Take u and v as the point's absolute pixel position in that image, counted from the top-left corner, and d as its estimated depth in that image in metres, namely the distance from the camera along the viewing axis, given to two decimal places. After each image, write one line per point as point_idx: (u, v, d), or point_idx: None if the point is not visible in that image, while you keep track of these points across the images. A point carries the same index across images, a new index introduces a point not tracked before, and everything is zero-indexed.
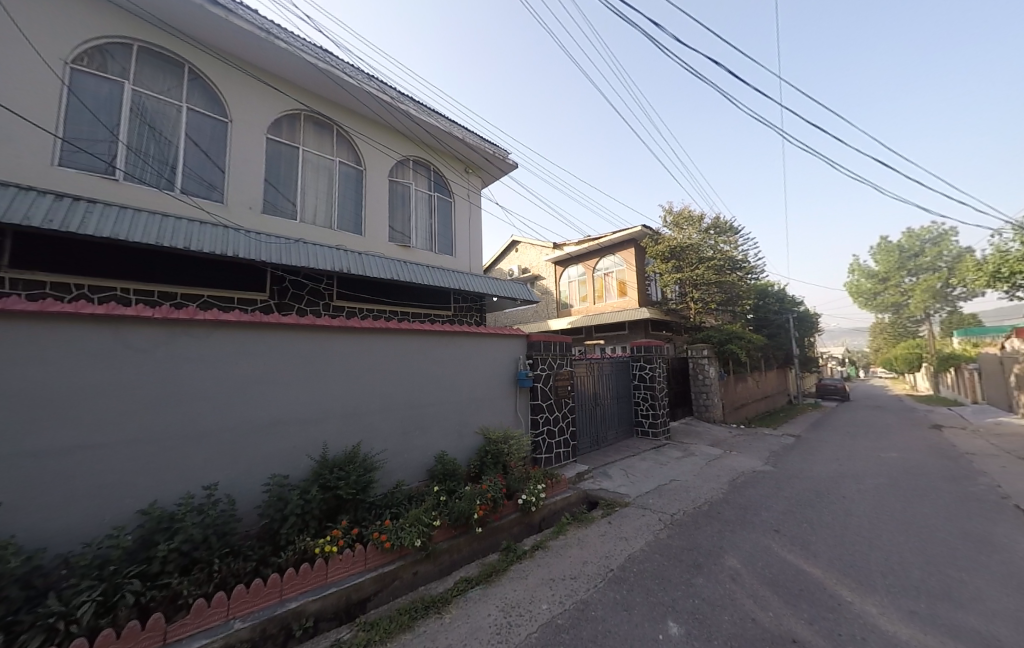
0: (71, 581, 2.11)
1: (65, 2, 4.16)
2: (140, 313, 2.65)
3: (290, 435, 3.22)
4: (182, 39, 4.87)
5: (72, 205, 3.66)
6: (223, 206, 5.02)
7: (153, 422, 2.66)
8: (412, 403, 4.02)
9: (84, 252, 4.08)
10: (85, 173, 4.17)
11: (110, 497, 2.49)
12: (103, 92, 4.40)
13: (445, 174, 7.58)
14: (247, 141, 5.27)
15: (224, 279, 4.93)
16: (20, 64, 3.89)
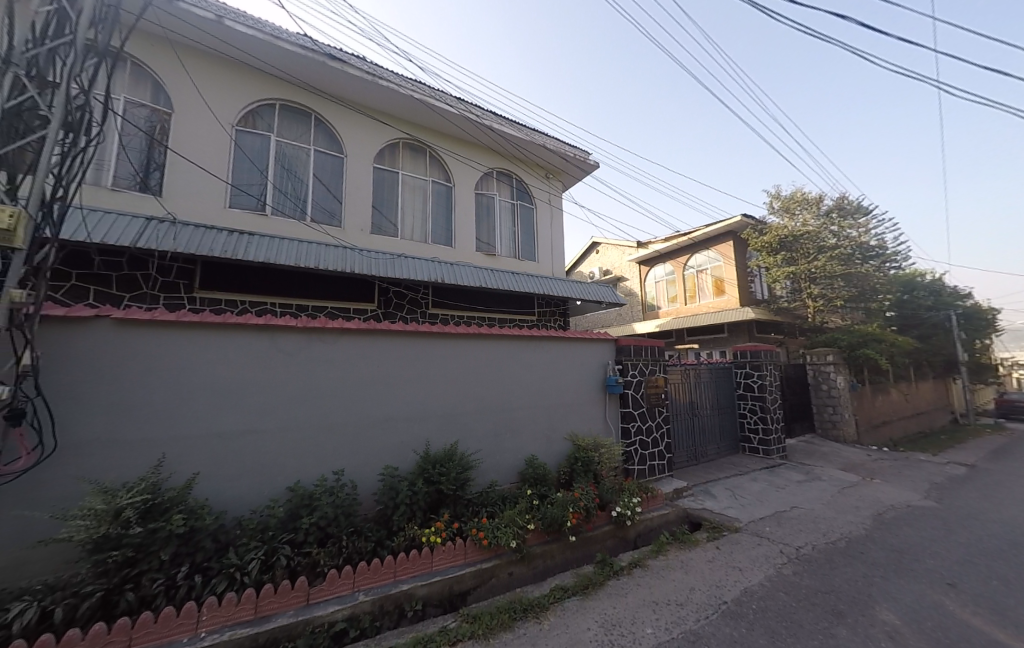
0: (244, 539, 2.62)
1: (233, 78, 5.26)
2: (286, 323, 3.18)
3: (399, 430, 3.56)
4: (309, 91, 5.76)
5: (237, 239, 4.58)
6: (341, 229, 5.80)
7: (296, 414, 3.15)
8: (503, 406, 4.14)
9: (245, 274, 5.05)
10: (245, 211, 5.18)
11: (267, 474, 3.01)
12: (256, 145, 5.43)
13: (527, 182, 7.73)
14: (358, 171, 6.03)
15: (342, 291, 5.67)
16: (205, 131, 5.02)
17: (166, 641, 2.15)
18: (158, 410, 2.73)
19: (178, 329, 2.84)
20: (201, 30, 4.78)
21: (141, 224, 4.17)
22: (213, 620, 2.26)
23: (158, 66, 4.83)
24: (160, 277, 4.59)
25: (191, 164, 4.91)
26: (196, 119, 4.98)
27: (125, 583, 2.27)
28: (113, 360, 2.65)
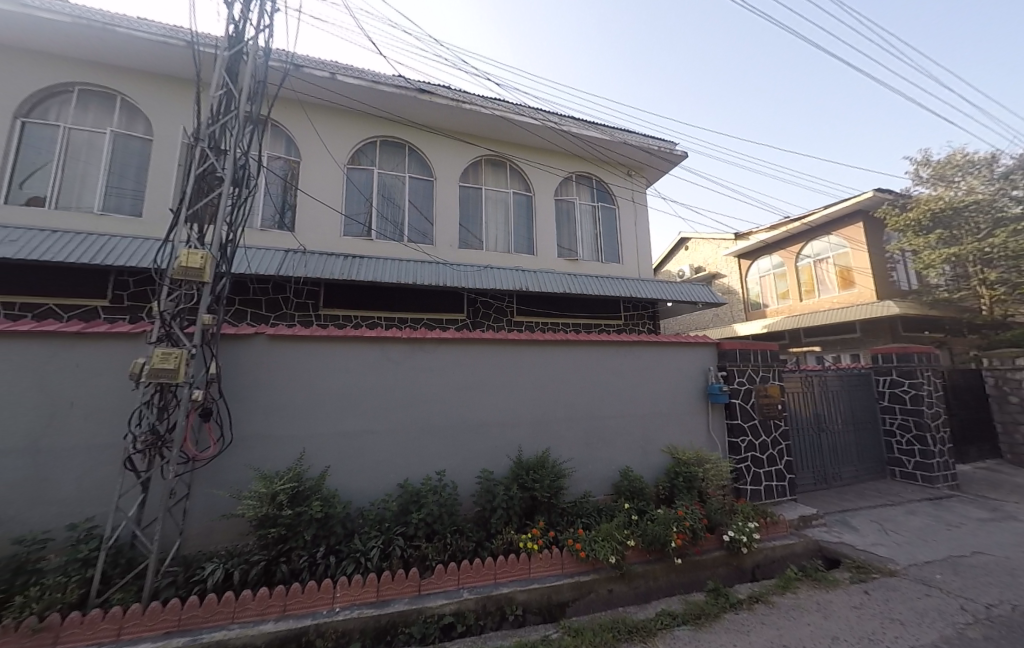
0: (366, 528, 2.95)
1: (344, 124, 6.09)
2: (393, 334, 3.53)
3: (493, 436, 3.68)
4: (404, 125, 6.39)
5: (350, 263, 5.26)
6: (433, 246, 6.29)
7: (403, 417, 3.47)
8: (594, 414, 4.03)
9: (357, 293, 5.76)
10: (356, 238, 5.93)
11: (382, 471, 3.35)
12: (362, 178, 6.18)
13: (608, 182, 7.51)
14: (446, 191, 6.49)
15: (435, 303, 6.11)
16: (325, 172, 5.89)
17: (311, 611, 2.48)
18: (298, 411, 3.23)
19: (312, 342, 3.35)
20: (320, 88, 5.65)
21: (281, 256, 5.03)
22: (345, 597, 2.56)
23: (290, 124, 5.82)
24: (295, 299, 5.48)
25: (316, 202, 5.79)
26: (318, 164, 5.88)
27: (279, 556, 2.72)
28: (268, 369, 3.22)
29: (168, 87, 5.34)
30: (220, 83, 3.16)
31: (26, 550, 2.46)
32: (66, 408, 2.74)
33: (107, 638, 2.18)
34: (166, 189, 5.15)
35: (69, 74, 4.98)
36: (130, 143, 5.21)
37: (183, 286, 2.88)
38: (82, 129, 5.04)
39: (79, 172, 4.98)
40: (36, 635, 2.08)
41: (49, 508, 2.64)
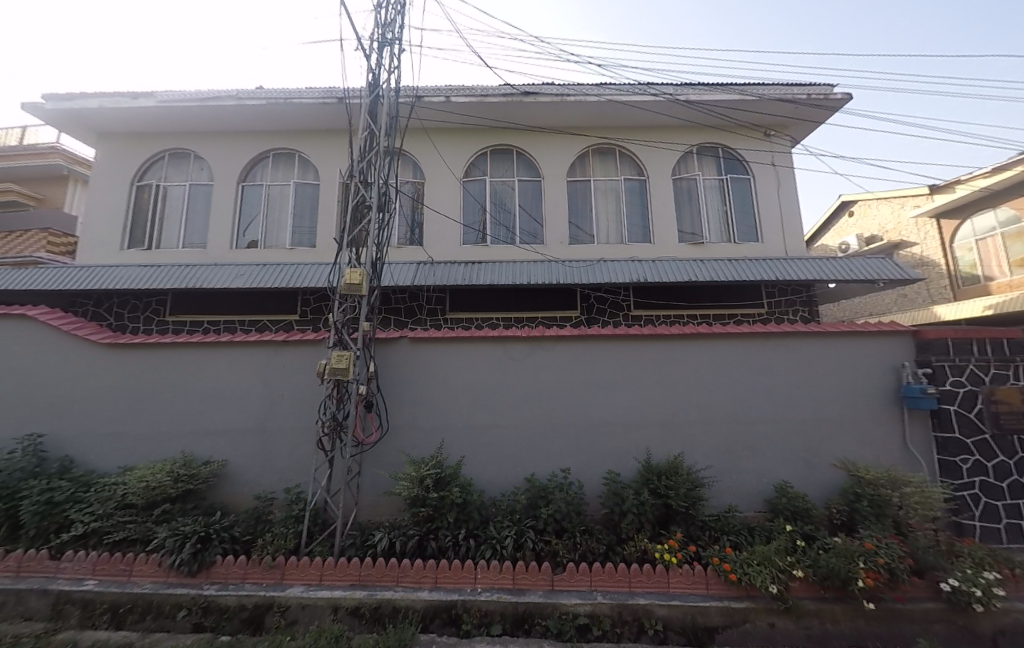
0: (498, 517, 3.12)
1: (459, 141, 6.60)
2: (513, 333, 3.67)
3: (617, 436, 3.52)
4: (512, 131, 6.61)
5: (470, 269, 5.68)
6: (544, 245, 6.36)
7: (527, 414, 3.57)
8: (737, 418, 3.51)
9: (478, 296, 6.20)
10: (473, 245, 6.37)
11: (510, 464, 3.51)
12: (477, 189, 6.61)
13: (738, 150, 6.51)
14: (554, 189, 6.50)
15: (549, 302, 6.17)
16: (445, 189, 6.49)
17: (457, 587, 2.73)
18: (437, 404, 3.61)
19: (445, 342, 3.70)
20: (439, 113, 6.24)
21: (414, 268, 5.73)
22: (485, 580, 2.75)
23: (416, 150, 6.58)
24: (426, 306, 6.16)
25: (439, 216, 6.42)
26: (439, 181, 6.52)
27: (429, 533, 3.07)
28: (412, 368, 3.68)
29: (328, 138, 6.54)
30: (365, 125, 3.73)
31: (261, 503, 3.29)
32: (279, 398, 3.58)
33: (314, 581, 2.77)
34: (330, 222, 6.32)
35: (267, 144, 6.53)
36: (306, 189, 6.56)
37: (347, 299, 3.48)
38: (276, 184, 6.55)
39: (276, 217, 6.47)
40: (272, 569, 2.77)
41: (273, 474, 3.48)
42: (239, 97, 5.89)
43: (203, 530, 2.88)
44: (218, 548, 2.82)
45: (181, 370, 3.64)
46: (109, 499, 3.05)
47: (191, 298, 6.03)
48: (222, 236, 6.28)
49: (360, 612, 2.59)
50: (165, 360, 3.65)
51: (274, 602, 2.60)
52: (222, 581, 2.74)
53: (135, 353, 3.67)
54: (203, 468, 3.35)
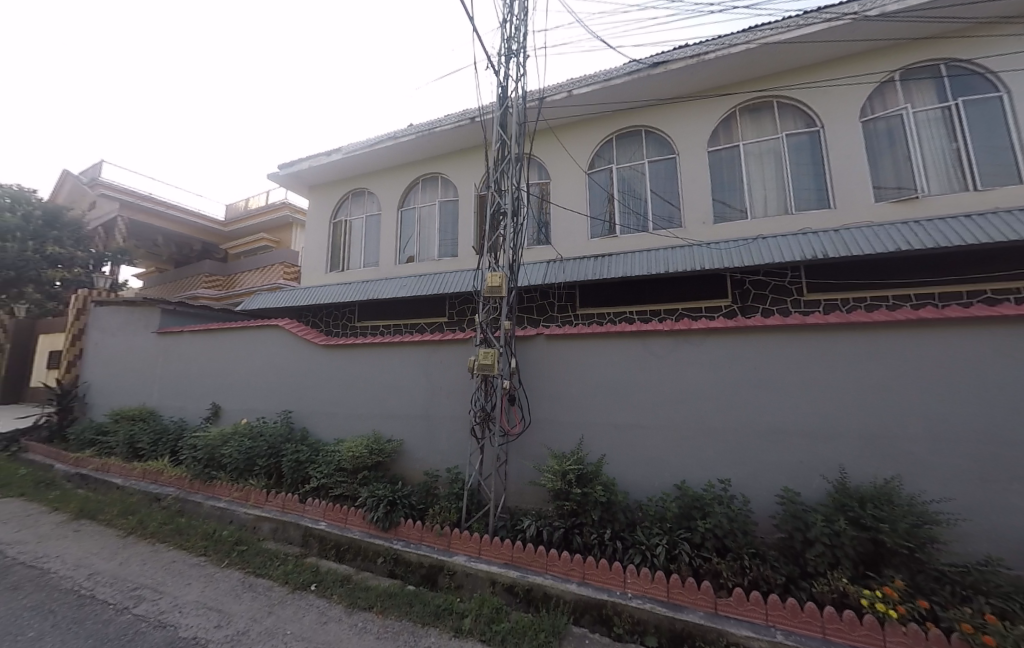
0: (647, 522, 2.95)
1: (583, 133, 6.51)
2: (654, 328, 3.41)
3: (795, 447, 2.92)
4: (640, 109, 6.18)
5: (601, 263, 5.65)
6: (683, 228, 5.75)
7: (675, 414, 3.27)
8: (996, 435, 2.51)
9: (610, 291, 6.03)
10: (602, 237, 6.19)
11: (656, 468, 3.27)
12: (603, 179, 6.41)
13: (974, 60, 4.68)
14: (693, 163, 5.80)
15: (692, 291, 5.57)
16: (571, 184, 6.48)
17: (606, 587, 2.65)
18: (576, 400, 3.63)
19: (581, 339, 3.69)
20: (562, 108, 6.27)
21: (545, 268, 6.03)
22: (635, 586, 2.58)
23: (541, 151, 6.76)
24: (558, 303, 6.29)
25: (566, 212, 6.44)
26: (565, 177, 6.55)
27: (574, 527, 3.09)
28: (550, 364, 3.79)
29: (464, 156, 7.25)
30: (497, 137, 3.96)
31: (429, 478, 3.86)
32: (439, 390, 4.13)
33: (474, 553, 3.09)
34: (468, 232, 6.99)
35: (417, 171, 7.63)
36: (447, 205, 7.38)
37: (490, 301, 3.79)
38: (426, 205, 7.59)
39: (426, 233, 7.48)
40: (441, 536, 3.21)
41: (437, 455, 4.04)
42: (396, 137, 7.03)
43: (390, 497, 3.53)
44: (402, 512, 3.42)
45: (370, 366, 4.54)
46: (331, 462, 4.02)
47: (370, 307, 7.50)
48: (389, 254, 7.62)
49: (515, 591, 2.78)
50: (359, 357, 4.61)
51: (444, 565, 3.01)
52: (406, 539, 3.30)
53: (340, 353, 4.73)
54: (388, 445, 4.12)
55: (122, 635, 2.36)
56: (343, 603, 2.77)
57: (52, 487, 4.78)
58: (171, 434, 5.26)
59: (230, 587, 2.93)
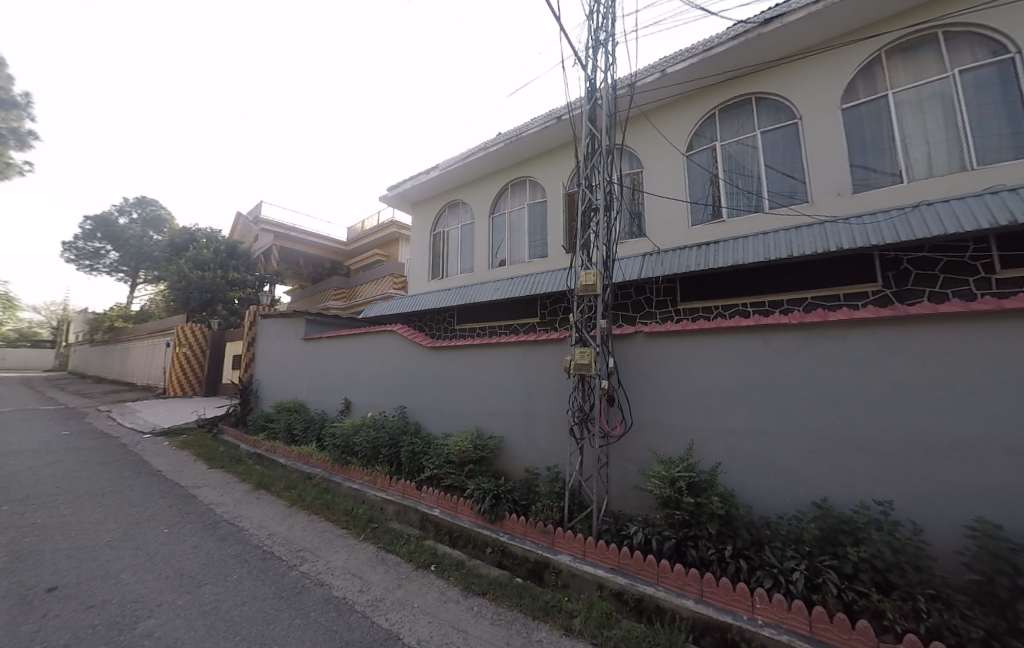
0: (777, 542, 2.59)
1: (680, 113, 6.05)
2: (778, 320, 2.99)
3: (993, 469, 2.27)
4: (748, 76, 5.51)
5: (706, 252, 5.20)
6: (809, 203, 4.95)
7: (810, 421, 2.82)
8: None
9: (716, 282, 5.49)
10: (705, 223, 5.65)
11: (787, 482, 2.86)
12: (705, 158, 5.87)
13: None
14: (820, 126, 4.96)
15: (824, 277, 4.77)
16: (667, 168, 6.06)
17: (730, 610, 2.37)
18: (685, 402, 3.37)
19: (687, 336, 3.41)
20: (655, 91, 5.93)
21: (641, 261, 5.76)
22: (767, 613, 2.25)
23: (632, 139, 6.46)
24: (655, 298, 5.94)
25: (662, 200, 6.05)
26: (659, 163, 6.15)
27: (687, 539, 2.85)
28: (651, 363, 3.60)
29: (549, 156, 7.29)
30: (587, 133, 3.90)
31: (531, 476, 3.96)
32: (536, 389, 4.21)
33: (579, 554, 3.06)
34: (556, 232, 7.01)
35: (505, 177, 7.91)
36: (535, 206, 7.50)
37: (584, 300, 3.73)
38: (514, 209, 7.83)
39: (516, 236, 7.70)
40: (545, 534, 3.26)
41: (537, 453, 4.12)
42: (486, 147, 7.41)
43: (495, 491, 3.71)
44: (506, 506, 3.57)
45: (471, 366, 4.84)
46: (441, 455, 4.40)
47: (468, 310, 8.02)
48: (482, 260, 8.03)
49: (624, 598, 2.66)
50: (461, 358, 4.95)
51: (550, 562, 3.05)
52: (512, 533, 3.43)
53: (444, 354, 5.14)
54: (490, 441, 4.35)
55: (294, 587, 2.90)
56: (459, 586, 3.00)
57: (240, 462, 6.13)
58: (316, 423, 6.33)
59: (366, 558, 3.40)
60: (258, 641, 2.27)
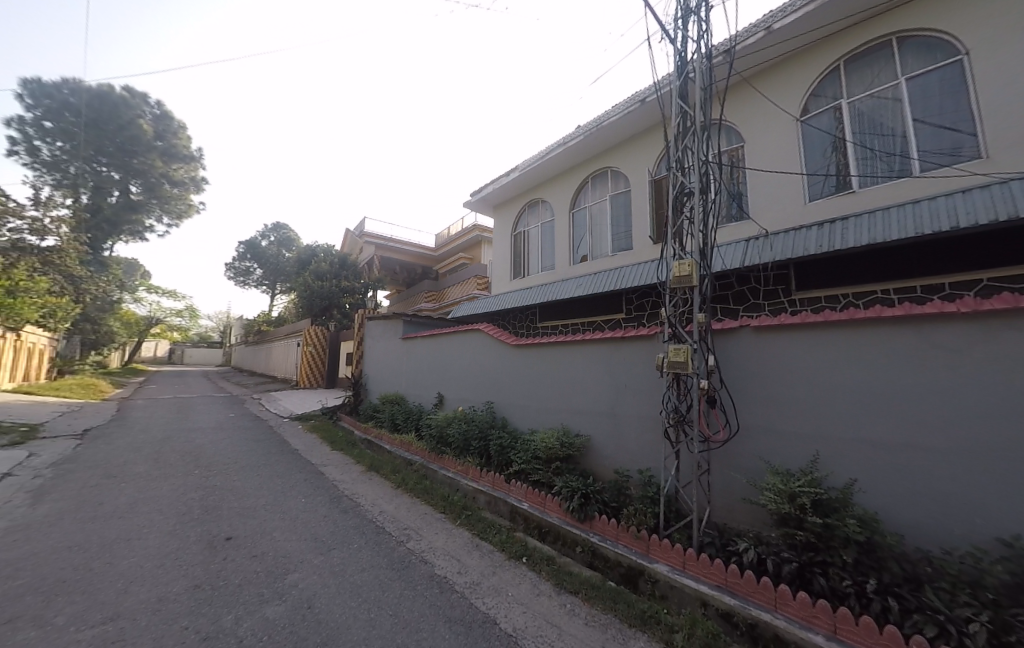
0: (943, 583, 2.08)
1: (791, 74, 5.27)
2: (938, 309, 2.39)
3: None
4: (884, 14, 4.56)
5: (831, 229, 4.44)
6: (982, 159, 3.90)
7: (990, 434, 2.18)
8: None
9: (844, 265, 4.66)
10: (828, 197, 4.82)
11: (956, 510, 2.28)
12: (826, 122, 5.03)
13: None
14: (997, 58, 3.88)
15: (1009, 252, 3.69)
16: (777, 140, 5.32)
17: None
18: (807, 407, 2.93)
19: (809, 330, 2.95)
20: (757, 53, 5.27)
21: (744, 247, 5.17)
22: None
23: (729, 112, 5.83)
24: (763, 287, 5.27)
25: (770, 176, 5.33)
26: (765, 135, 5.45)
27: (813, 565, 2.45)
28: (761, 362, 3.21)
29: (633, 142, 6.92)
30: (677, 111, 3.60)
31: (621, 478, 3.82)
32: (625, 388, 4.04)
33: (678, 565, 2.84)
34: (641, 222, 6.63)
35: (585, 170, 7.73)
36: (618, 197, 7.19)
37: (677, 294, 3.47)
38: (595, 202, 7.61)
39: (598, 230, 7.47)
40: (639, 540, 3.11)
41: (627, 455, 3.95)
42: (565, 143, 7.35)
43: (584, 490, 3.67)
44: (596, 507, 3.50)
45: (556, 364, 4.84)
46: (529, 450, 4.49)
47: (549, 308, 8.04)
48: (564, 256, 7.98)
49: (733, 621, 2.39)
50: (546, 356, 4.98)
51: (645, 570, 2.90)
52: (603, 534, 3.34)
53: (528, 352, 5.23)
54: (576, 440, 4.31)
55: (402, 561, 3.23)
56: (551, 581, 3.03)
57: (355, 445, 7.04)
58: (414, 414, 6.96)
59: (463, 543, 3.62)
60: (376, 605, 2.58)
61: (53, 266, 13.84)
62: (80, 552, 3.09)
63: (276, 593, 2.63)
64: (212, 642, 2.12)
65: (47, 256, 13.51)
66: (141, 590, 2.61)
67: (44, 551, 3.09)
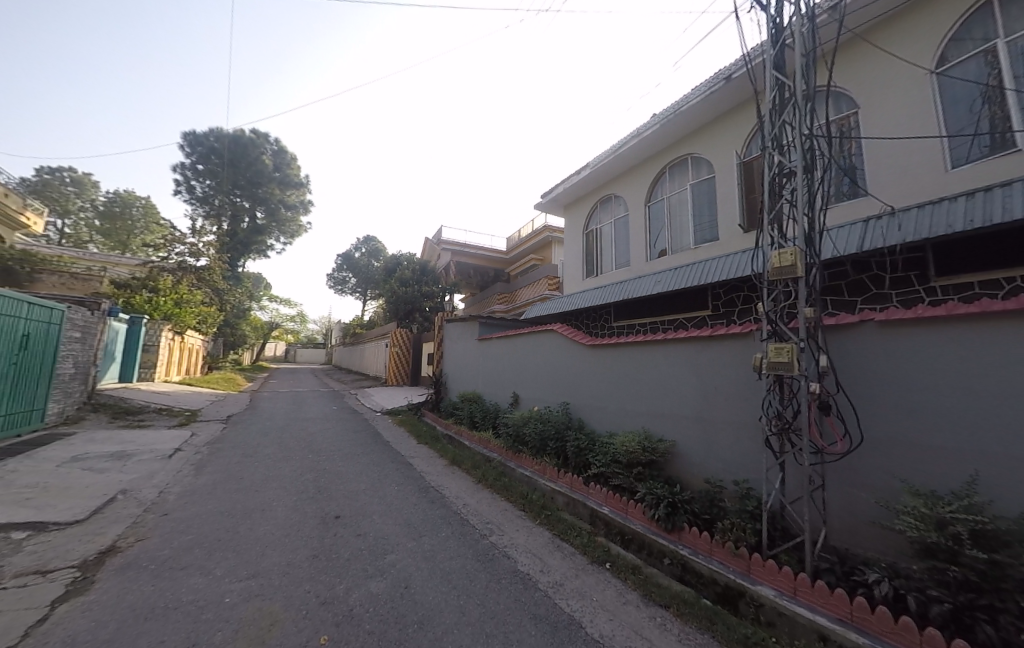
0: None
1: (922, 19, 4.43)
2: None
3: None
4: None
5: (985, 199, 3.60)
6: None
7: None
8: None
9: (1007, 242, 3.74)
10: (980, 160, 3.94)
11: None
12: (974, 70, 4.12)
13: None
14: None
15: None
16: (904, 100, 4.52)
17: None
18: (957, 417, 2.41)
19: (958, 324, 2.42)
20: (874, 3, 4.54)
21: (861, 229, 4.46)
22: None
23: (840, 76, 5.10)
24: (890, 274, 4.48)
25: (896, 143, 4.54)
26: (889, 96, 4.65)
27: (974, 610, 1.98)
28: (892, 362, 2.73)
29: (717, 124, 6.39)
30: (772, 83, 3.25)
31: (713, 488, 3.52)
32: (716, 391, 3.72)
33: (787, 590, 2.51)
34: (728, 210, 6.09)
35: (663, 160, 7.33)
36: (701, 185, 6.68)
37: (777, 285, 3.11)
38: (674, 192, 7.15)
39: (678, 222, 7.02)
40: (737, 557, 2.82)
41: (719, 463, 3.63)
42: (640, 133, 7.06)
43: (670, 498, 3.46)
44: (685, 517, 3.27)
45: (636, 365, 4.64)
46: (608, 453, 4.37)
47: (625, 307, 7.75)
48: (640, 252, 7.63)
49: None
50: (624, 356, 4.80)
51: (746, 591, 2.62)
52: (693, 548, 3.10)
53: (605, 353, 5.09)
54: (660, 445, 4.08)
55: (486, 554, 3.35)
56: (638, 591, 2.91)
57: (437, 440, 7.51)
58: (490, 413, 7.20)
59: (543, 542, 3.64)
60: (464, 592, 2.71)
61: (205, 282, 17.08)
62: (229, 517, 3.74)
63: (377, 570, 2.90)
64: (329, 606, 2.41)
65: (202, 275, 16.71)
66: (273, 554, 3.07)
67: (204, 514, 3.80)
